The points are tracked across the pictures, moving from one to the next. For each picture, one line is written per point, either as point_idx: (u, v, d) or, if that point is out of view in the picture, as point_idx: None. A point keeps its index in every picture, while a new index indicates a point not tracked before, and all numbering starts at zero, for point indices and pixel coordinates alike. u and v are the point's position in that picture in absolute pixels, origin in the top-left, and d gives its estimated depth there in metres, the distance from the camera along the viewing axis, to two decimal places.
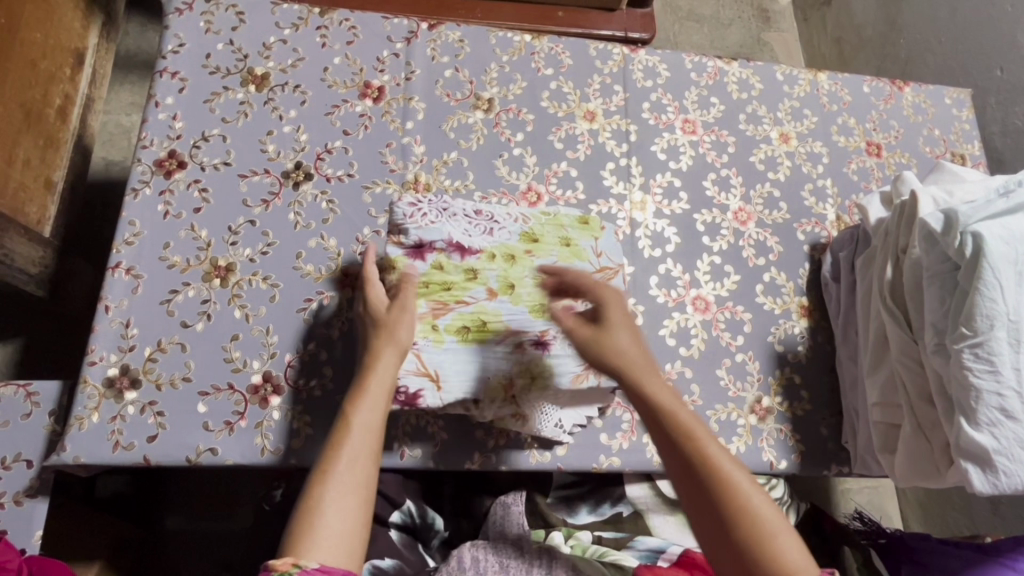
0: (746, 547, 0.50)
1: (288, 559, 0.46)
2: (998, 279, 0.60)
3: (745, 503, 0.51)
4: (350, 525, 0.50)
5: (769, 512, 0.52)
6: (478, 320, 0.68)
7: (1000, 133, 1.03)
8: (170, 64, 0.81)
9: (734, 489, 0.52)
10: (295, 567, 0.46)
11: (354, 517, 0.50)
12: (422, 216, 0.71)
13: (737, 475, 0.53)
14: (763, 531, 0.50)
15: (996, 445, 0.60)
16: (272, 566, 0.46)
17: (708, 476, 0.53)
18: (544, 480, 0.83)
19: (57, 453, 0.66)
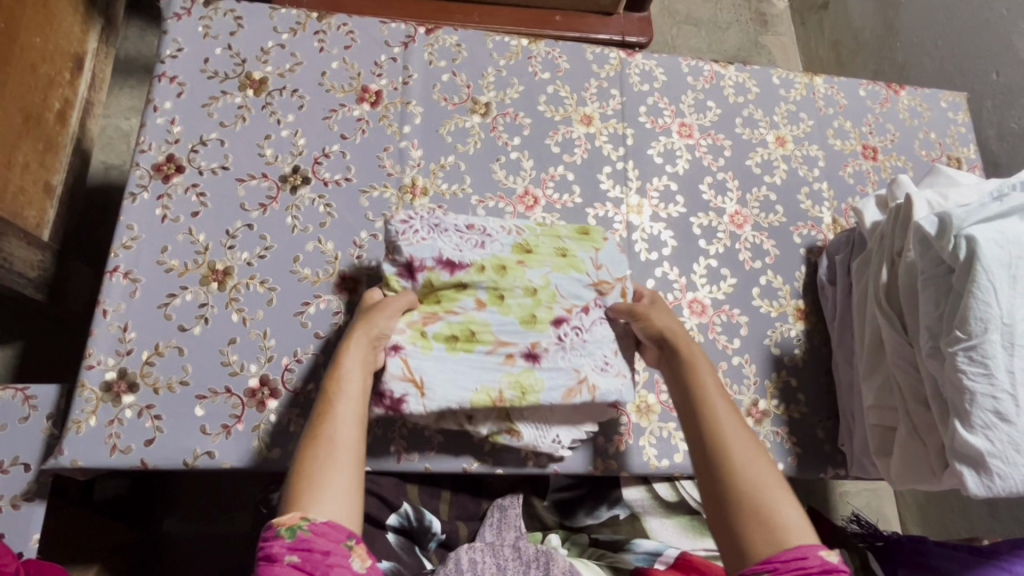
0: (735, 502, 0.52)
1: (295, 513, 0.48)
2: (992, 283, 0.60)
3: (741, 463, 0.54)
4: (352, 483, 0.51)
5: (763, 476, 0.53)
6: (467, 330, 0.69)
7: (996, 136, 1.04)
8: (168, 69, 0.81)
9: (733, 450, 0.55)
10: (303, 521, 0.47)
11: (355, 476, 0.52)
12: (414, 232, 0.71)
13: (739, 441, 0.56)
14: (749, 489, 0.53)
15: (991, 448, 0.60)
16: (280, 523, 0.47)
17: (711, 437, 0.57)
18: (541, 483, 0.82)
19: (55, 456, 0.66)
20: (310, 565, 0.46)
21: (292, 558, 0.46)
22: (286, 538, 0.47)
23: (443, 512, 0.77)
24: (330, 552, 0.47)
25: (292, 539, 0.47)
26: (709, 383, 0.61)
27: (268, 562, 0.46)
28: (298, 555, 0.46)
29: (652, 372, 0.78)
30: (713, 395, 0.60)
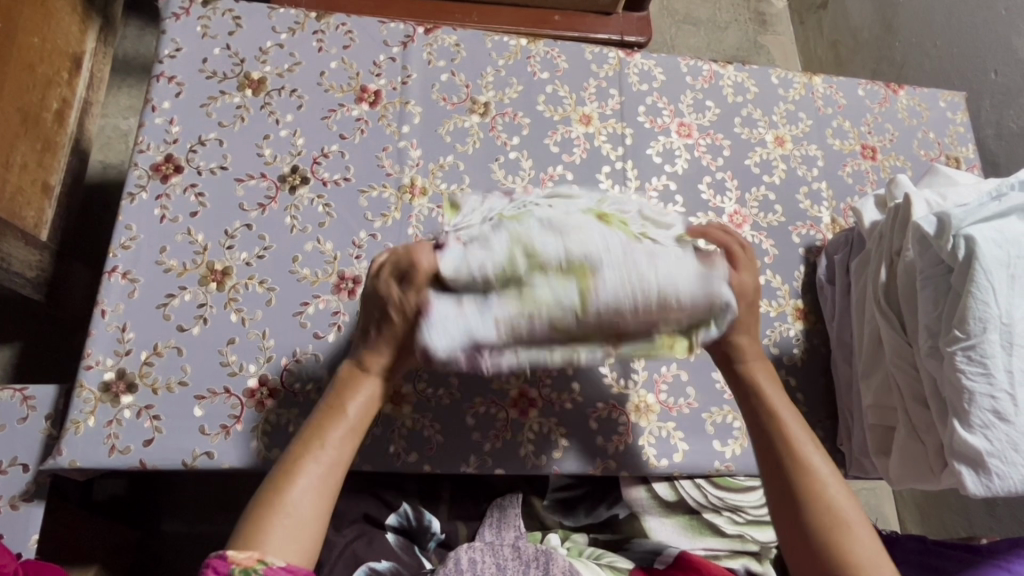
0: (822, 535, 0.54)
1: (252, 554, 0.48)
2: (991, 283, 0.60)
3: (826, 496, 0.55)
4: (309, 525, 0.52)
5: (845, 505, 0.55)
6: None
7: (995, 136, 1.04)
8: (167, 69, 0.81)
9: (819, 484, 0.56)
10: (260, 564, 0.48)
11: (312, 520, 0.52)
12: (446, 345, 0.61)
13: (824, 467, 0.57)
14: (838, 522, 0.54)
15: (989, 447, 0.60)
16: (234, 561, 0.48)
17: (796, 468, 0.57)
18: (540, 481, 0.82)
19: (54, 456, 0.66)
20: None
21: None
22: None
23: (442, 512, 0.77)
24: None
25: None
26: (781, 406, 0.60)
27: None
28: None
29: (651, 372, 0.78)
30: (787, 420, 0.59)
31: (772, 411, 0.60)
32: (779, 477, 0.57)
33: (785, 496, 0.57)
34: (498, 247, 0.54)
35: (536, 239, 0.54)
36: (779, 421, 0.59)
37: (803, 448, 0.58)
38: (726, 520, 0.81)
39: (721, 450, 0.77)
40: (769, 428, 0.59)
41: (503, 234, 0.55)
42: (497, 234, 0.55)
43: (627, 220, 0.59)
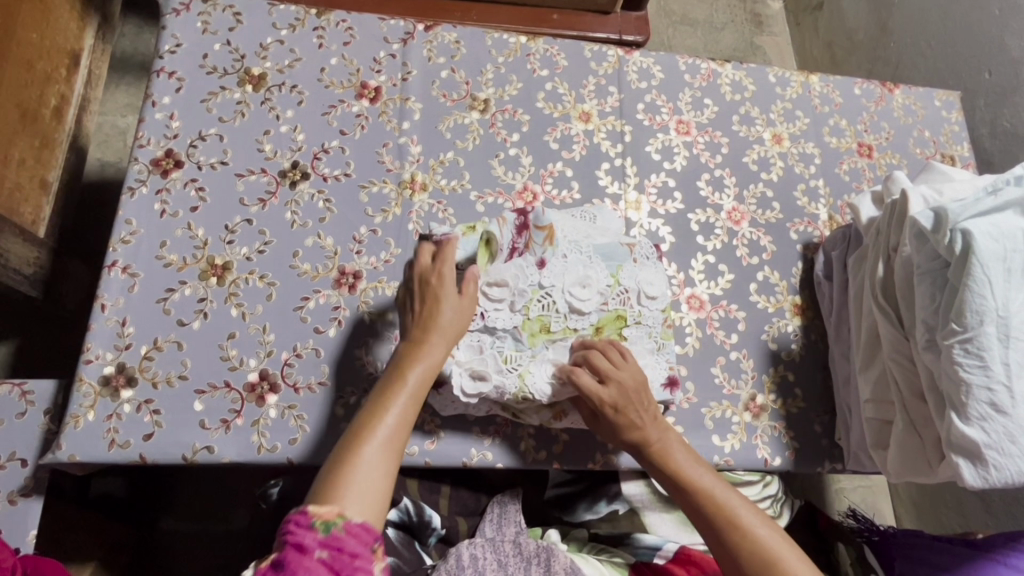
0: (759, 568, 0.58)
1: (332, 508, 0.48)
2: (988, 276, 0.61)
3: (752, 535, 0.60)
4: (381, 487, 0.51)
5: (775, 542, 0.59)
6: (540, 322, 0.69)
7: (989, 135, 1.05)
8: (167, 64, 0.81)
9: (744, 528, 0.60)
10: (339, 518, 0.48)
11: (384, 483, 0.52)
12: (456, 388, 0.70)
13: (746, 513, 0.61)
14: (772, 558, 0.58)
15: (986, 439, 0.60)
16: (316, 514, 0.48)
17: (724, 520, 0.61)
18: (539, 478, 0.84)
19: (53, 451, 0.66)
20: (338, 565, 0.46)
21: (321, 554, 0.46)
22: (320, 532, 0.47)
23: (442, 507, 0.77)
24: (359, 555, 0.47)
25: (325, 534, 0.47)
26: (690, 466, 0.65)
27: (297, 550, 0.46)
28: (329, 552, 0.46)
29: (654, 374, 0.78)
30: (701, 477, 0.64)
31: (681, 474, 0.64)
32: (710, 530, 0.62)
33: (722, 551, 0.61)
34: (509, 391, 0.66)
35: (540, 388, 0.67)
36: (692, 478, 0.64)
37: (720, 497, 0.62)
38: None
39: (720, 445, 0.77)
40: (687, 491, 0.63)
41: (514, 378, 0.66)
42: (510, 372, 0.67)
43: (624, 316, 0.71)
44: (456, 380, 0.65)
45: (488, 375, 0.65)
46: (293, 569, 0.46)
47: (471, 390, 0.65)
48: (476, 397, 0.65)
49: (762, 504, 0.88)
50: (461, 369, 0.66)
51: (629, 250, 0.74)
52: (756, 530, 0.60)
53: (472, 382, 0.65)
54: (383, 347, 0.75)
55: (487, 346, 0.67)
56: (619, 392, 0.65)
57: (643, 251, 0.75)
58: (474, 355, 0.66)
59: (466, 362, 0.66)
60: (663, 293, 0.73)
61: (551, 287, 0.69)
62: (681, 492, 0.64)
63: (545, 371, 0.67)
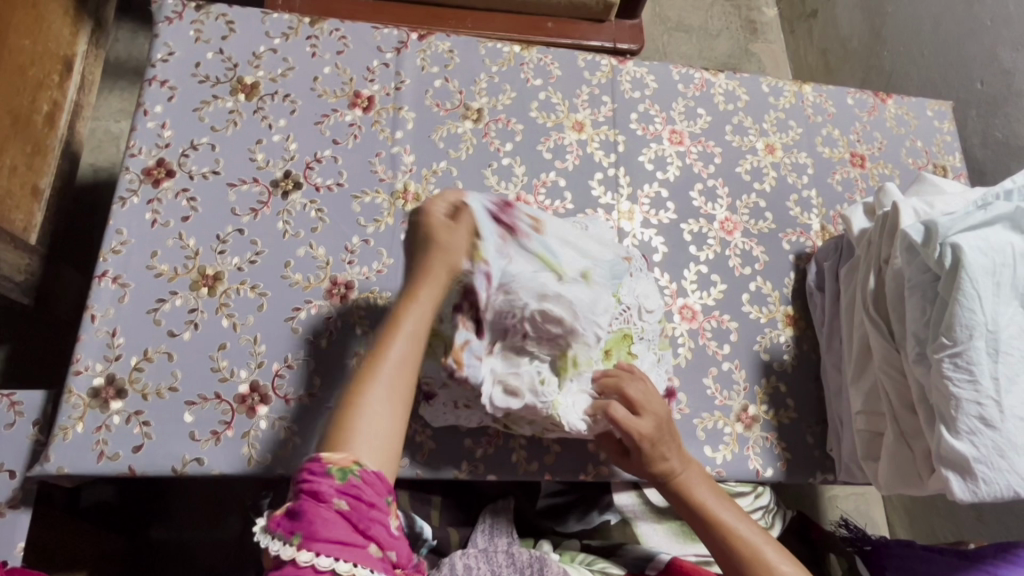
0: None
1: (346, 456, 0.49)
2: (977, 291, 0.61)
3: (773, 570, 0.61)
4: (393, 433, 0.53)
5: None
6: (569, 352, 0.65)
7: (981, 144, 1.06)
8: (160, 72, 0.81)
9: (765, 563, 0.61)
10: (355, 465, 0.48)
11: (395, 429, 0.53)
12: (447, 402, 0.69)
13: (767, 547, 0.62)
14: None
15: (976, 454, 0.60)
16: (331, 461, 0.48)
17: (746, 556, 0.62)
18: (532, 488, 0.83)
19: (41, 463, 0.66)
20: (356, 514, 0.46)
21: (339, 502, 0.46)
22: (337, 480, 0.47)
23: (434, 518, 0.77)
24: (375, 504, 0.47)
25: (342, 481, 0.47)
26: (710, 500, 0.65)
27: (313, 498, 0.46)
28: (346, 501, 0.46)
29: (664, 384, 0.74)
30: (724, 515, 0.64)
31: (702, 509, 0.65)
32: (727, 561, 0.63)
33: None
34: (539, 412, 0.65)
35: (570, 418, 0.66)
36: (716, 516, 0.64)
37: (740, 533, 0.63)
38: None
39: (712, 456, 0.77)
40: (708, 525, 0.64)
41: (547, 405, 0.64)
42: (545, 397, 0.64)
43: (630, 334, 0.70)
44: (487, 392, 0.64)
45: (520, 393, 0.64)
46: (311, 518, 0.45)
47: (500, 403, 0.64)
48: (504, 410, 0.64)
49: (753, 515, 0.87)
50: (493, 382, 0.64)
51: (627, 265, 0.73)
52: (777, 565, 0.61)
53: (502, 396, 0.64)
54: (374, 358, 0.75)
55: (525, 365, 0.64)
56: (656, 424, 0.65)
57: (636, 265, 0.76)
58: (511, 369, 0.64)
59: (500, 375, 0.64)
60: (658, 305, 0.75)
61: (586, 324, 0.64)
62: (706, 531, 0.64)
63: (571, 400, 0.66)
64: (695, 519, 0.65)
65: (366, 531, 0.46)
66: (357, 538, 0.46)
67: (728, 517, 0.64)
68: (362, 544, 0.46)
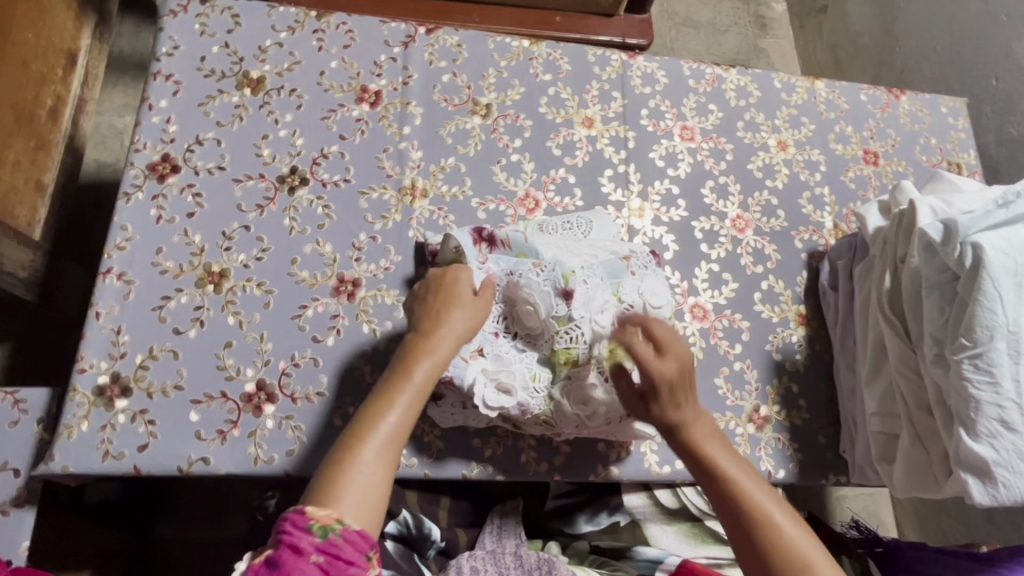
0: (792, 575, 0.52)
1: (331, 512, 0.47)
2: (999, 291, 0.60)
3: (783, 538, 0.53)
4: (384, 489, 0.51)
5: (810, 548, 0.53)
6: (567, 355, 0.66)
7: (995, 142, 1.04)
8: (164, 67, 0.80)
9: (783, 537, 0.53)
10: (337, 524, 0.47)
11: (387, 487, 0.51)
12: (454, 403, 0.68)
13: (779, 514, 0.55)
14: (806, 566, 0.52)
15: (995, 457, 0.59)
16: (313, 517, 0.47)
17: (755, 521, 0.54)
18: (541, 489, 0.82)
19: (45, 462, 0.65)
20: (332, 571, 0.45)
21: (317, 558, 0.45)
22: (316, 536, 0.46)
23: (441, 519, 0.76)
24: (354, 562, 0.46)
25: (321, 539, 0.46)
26: (720, 454, 0.59)
27: (292, 552, 0.45)
28: (325, 557, 0.45)
29: None
30: (732, 470, 0.57)
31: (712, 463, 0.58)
32: (736, 526, 0.55)
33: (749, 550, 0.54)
34: (532, 411, 0.66)
35: (562, 412, 0.66)
36: (728, 475, 0.57)
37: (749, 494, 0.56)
38: None
39: None
40: (717, 482, 0.57)
41: (539, 401, 0.66)
42: (536, 394, 0.66)
43: None
44: (479, 390, 0.64)
45: (512, 390, 0.65)
46: (287, 571, 0.44)
47: (493, 402, 0.64)
48: (497, 410, 0.64)
49: None
50: (485, 380, 0.65)
51: (627, 265, 0.72)
52: (789, 533, 0.54)
53: (494, 395, 0.64)
54: (383, 357, 0.74)
55: (516, 364, 0.66)
56: (681, 369, 0.61)
57: (640, 262, 0.73)
58: (501, 368, 0.66)
59: (491, 373, 0.65)
60: (667, 302, 0.71)
61: (580, 318, 0.66)
62: (715, 486, 0.57)
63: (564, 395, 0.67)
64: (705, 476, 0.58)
65: None
66: None
67: (736, 475, 0.57)
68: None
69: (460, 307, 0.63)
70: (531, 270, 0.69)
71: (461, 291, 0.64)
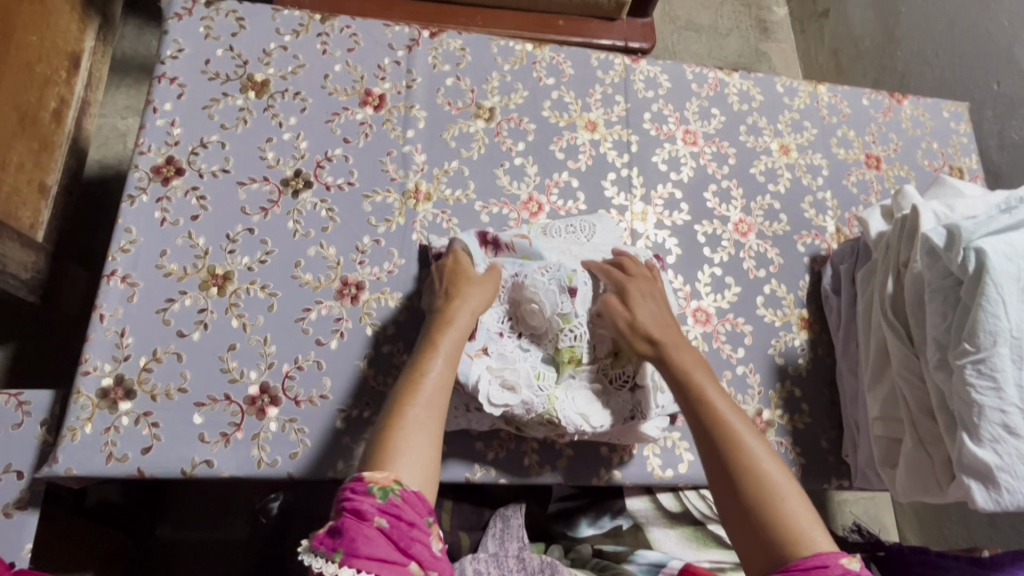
0: (755, 496, 0.53)
1: (388, 476, 0.49)
2: (1003, 297, 0.60)
3: (754, 462, 0.55)
4: (431, 456, 0.53)
5: (776, 474, 0.55)
6: (571, 354, 0.68)
7: (997, 146, 1.04)
8: (169, 69, 0.80)
9: (749, 455, 0.56)
10: (396, 485, 0.49)
11: (434, 454, 0.53)
12: (457, 407, 0.68)
13: (754, 442, 0.57)
14: (771, 489, 0.54)
15: (999, 462, 0.59)
16: (372, 480, 0.48)
17: (727, 442, 0.57)
18: (543, 492, 0.83)
19: (49, 464, 0.65)
20: (396, 533, 0.46)
21: (380, 521, 0.46)
22: (377, 498, 0.47)
23: (444, 522, 0.76)
24: (415, 524, 0.47)
25: (383, 500, 0.47)
26: (704, 381, 0.62)
27: (355, 517, 0.46)
28: (387, 519, 0.47)
29: None
30: (715, 397, 0.60)
31: (696, 388, 0.61)
32: (709, 447, 0.58)
33: (718, 470, 0.56)
34: (536, 410, 0.65)
35: (567, 412, 0.65)
36: (707, 399, 0.60)
37: (728, 421, 0.58)
38: None
39: None
40: (698, 405, 0.60)
41: (543, 399, 0.65)
42: (541, 392, 0.65)
43: None
44: (484, 387, 0.63)
45: (517, 388, 0.64)
46: (352, 535, 0.46)
47: (498, 399, 0.63)
48: (501, 408, 0.63)
49: None
50: (489, 377, 0.64)
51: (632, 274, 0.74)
52: (760, 459, 0.55)
53: (499, 392, 0.63)
54: (385, 360, 0.74)
55: (520, 363, 0.66)
56: (649, 290, 0.69)
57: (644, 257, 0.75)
58: (505, 366, 0.65)
59: (496, 370, 0.65)
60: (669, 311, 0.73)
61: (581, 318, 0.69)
62: (694, 408, 0.60)
63: (569, 396, 0.67)
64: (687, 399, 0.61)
65: (406, 549, 0.46)
66: (397, 555, 0.46)
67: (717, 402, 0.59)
68: (403, 563, 0.46)
69: (476, 286, 0.67)
70: (536, 270, 0.70)
71: (474, 274, 0.69)
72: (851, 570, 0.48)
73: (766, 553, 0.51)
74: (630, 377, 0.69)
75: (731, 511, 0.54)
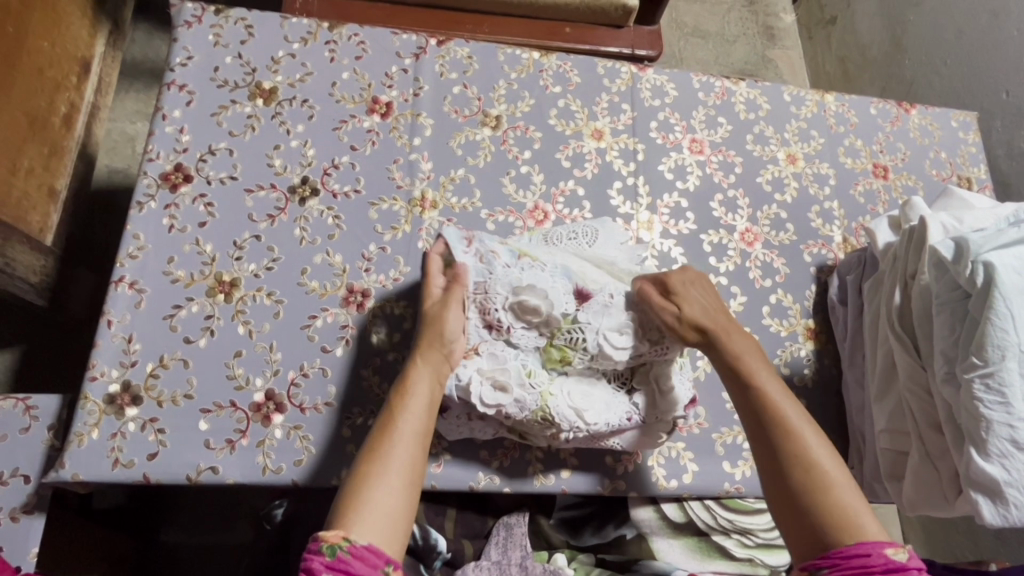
0: (806, 487, 0.54)
1: (338, 532, 0.49)
2: (1011, 311, 0.59)
3: (807, 452, 0.56)
4: (395, 510, 0.53)
5: (829, 464, 0.55)
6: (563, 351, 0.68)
7: (1006, 156, 1.04)
8: (178, 77, 0.81)
9: (801, 444, 0.56)
10: (344, 541, 0.49)
11: (396, 509, 0.53)
12: (457, 416, 0.68)
13: (807, 431, 0.57)
14: (825, 479, 0.54)
15: (1007, 477, 0.59)
16: (322, 539, 0.49)
17: (780, 431, 0.58)
18: (547, 500, 0.81)
19: (56, 469, 0.65)
20: None
21: None
22: (326, 556, 0.48)
23: (448, 530, 0.76)
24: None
25: (331, 557, 0.48)
26: (758, 370, 0.62)
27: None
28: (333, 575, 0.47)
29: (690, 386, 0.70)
30: (768, 386, 0.61)
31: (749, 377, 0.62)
32: (762, 436, 0.58)
33: (770, 460, 0.57)
34: (529, 407, 0.65)
35: (560, 407, 0.65)
36: (760, 387, 0.61)
37: (781, 410, 0.59)
38: (736, 543, 0.80)
39: (731, 472, 0.76)
40: (751, 394, 0.61)
41: (536, 395, 0.65)
42: (532, 389, 0.65)
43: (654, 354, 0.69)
44: (476, 389, 0.64)
45: (509, 387, 0.65)
46: None
47: (490, 399, 0.64)
48: (493, 407, 0.64)
49: None
50: (481, 380, 0.65)
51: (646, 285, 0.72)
52: (813, 449, 0.56)
53: (491, 393, 0.64)
54: (390, 368, 0.74)
55: (511, 359, 0.66)
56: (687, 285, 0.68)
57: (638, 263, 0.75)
58: (497, 366, 0.66)
59: (488, 372, 0.65)
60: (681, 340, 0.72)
61: (585, 324, 0.68)
62: (746, 396, 0.61)
63: (565, 390, 0.66)
64: (740, 387, 0.62)
65: None
66: None
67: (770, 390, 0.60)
68: None
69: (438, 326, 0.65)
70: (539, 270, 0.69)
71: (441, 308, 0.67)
72: (895, 561, 0.49)
73: (815, 543, 0.52)
74: (625, 384, 0.69)
75: (780, 501, 0.55)
